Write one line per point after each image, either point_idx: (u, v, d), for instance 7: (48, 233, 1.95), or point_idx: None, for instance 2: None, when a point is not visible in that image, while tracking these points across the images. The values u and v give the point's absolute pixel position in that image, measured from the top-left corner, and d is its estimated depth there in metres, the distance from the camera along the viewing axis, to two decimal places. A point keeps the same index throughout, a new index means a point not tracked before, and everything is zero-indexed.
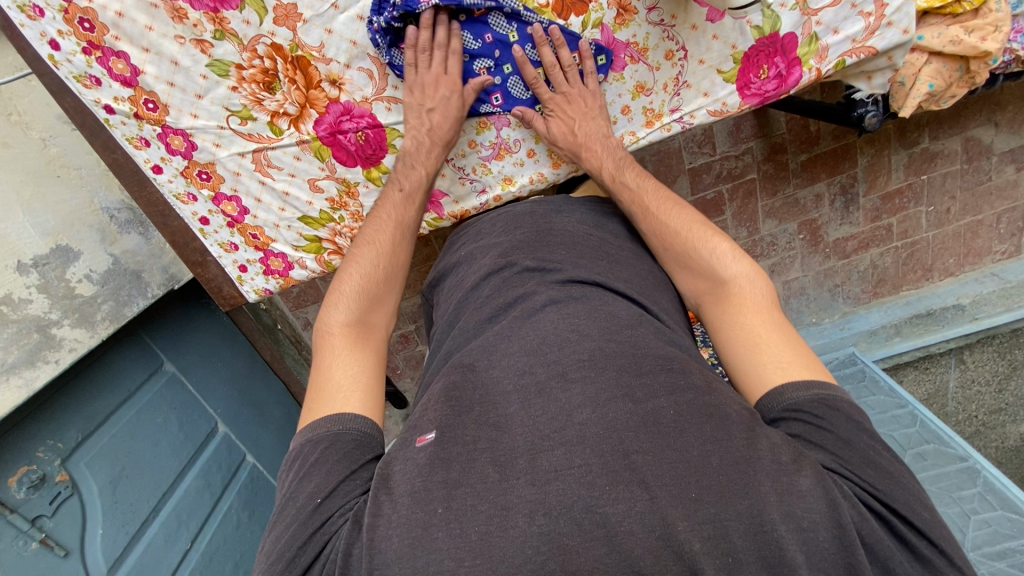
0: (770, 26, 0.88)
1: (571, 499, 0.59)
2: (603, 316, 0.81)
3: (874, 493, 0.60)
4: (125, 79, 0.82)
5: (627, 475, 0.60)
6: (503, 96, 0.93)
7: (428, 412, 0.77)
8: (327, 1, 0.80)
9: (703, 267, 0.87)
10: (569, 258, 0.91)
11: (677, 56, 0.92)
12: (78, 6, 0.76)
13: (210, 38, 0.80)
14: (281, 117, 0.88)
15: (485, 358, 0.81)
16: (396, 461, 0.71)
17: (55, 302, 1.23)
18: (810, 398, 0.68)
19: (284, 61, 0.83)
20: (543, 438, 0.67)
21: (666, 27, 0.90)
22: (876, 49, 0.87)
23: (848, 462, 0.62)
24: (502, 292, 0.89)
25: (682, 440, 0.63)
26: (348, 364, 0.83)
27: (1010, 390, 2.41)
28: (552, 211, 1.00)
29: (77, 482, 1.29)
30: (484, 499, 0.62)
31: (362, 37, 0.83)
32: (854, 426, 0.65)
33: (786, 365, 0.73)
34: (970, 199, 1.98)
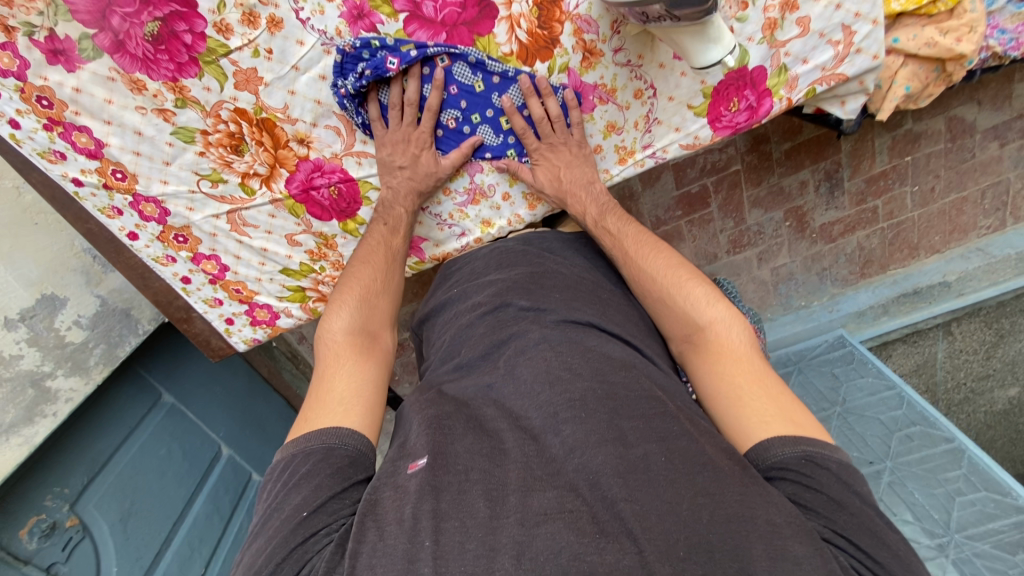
0: (739, 61, 0.87)
1: (559, 544, 0.59)
2: (597, 358, 0.80)
3: (872, 567, 0.60)
4: (89, 152, 0.81)
5: (615, 525, 0.60)
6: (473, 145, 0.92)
7: (416, 438, 0.76)
8: (287, 64, 0.79)
9: (680, 312, 0.87)
10: (562, 302, 0.90)
11: (646, 94, 0.91)
12: (34, 84, 0.75)
13: (172, 106, 0.79)
14: (251, 177, 0.87)
15: (480, 396, 0.82)
16: (385, 489, 0.71)
17: (47, 354, 1.24)
18: (796, 456, 0.68)
19: (250, 125, 0.82)
20: (537, 479, 0.67)
21: (633, 67, 0.88)
22: (845, 76, 0.88)
23: (841, 526, 0.63)
24: (496, 330, 0.88)
25: (673, 492, 0.63)
26: (349, 376, 0.82)
27: (997, 357, 2.46)
28: (545, 251, 1.00)
29: (87, 524, 1.34)
30: (473, 537, 0.62)
31: (326, 96, 0.82)
32: (841, 486, 0.66)
33: (767, 418, 0.73)
34: (954, 176, 1.98)
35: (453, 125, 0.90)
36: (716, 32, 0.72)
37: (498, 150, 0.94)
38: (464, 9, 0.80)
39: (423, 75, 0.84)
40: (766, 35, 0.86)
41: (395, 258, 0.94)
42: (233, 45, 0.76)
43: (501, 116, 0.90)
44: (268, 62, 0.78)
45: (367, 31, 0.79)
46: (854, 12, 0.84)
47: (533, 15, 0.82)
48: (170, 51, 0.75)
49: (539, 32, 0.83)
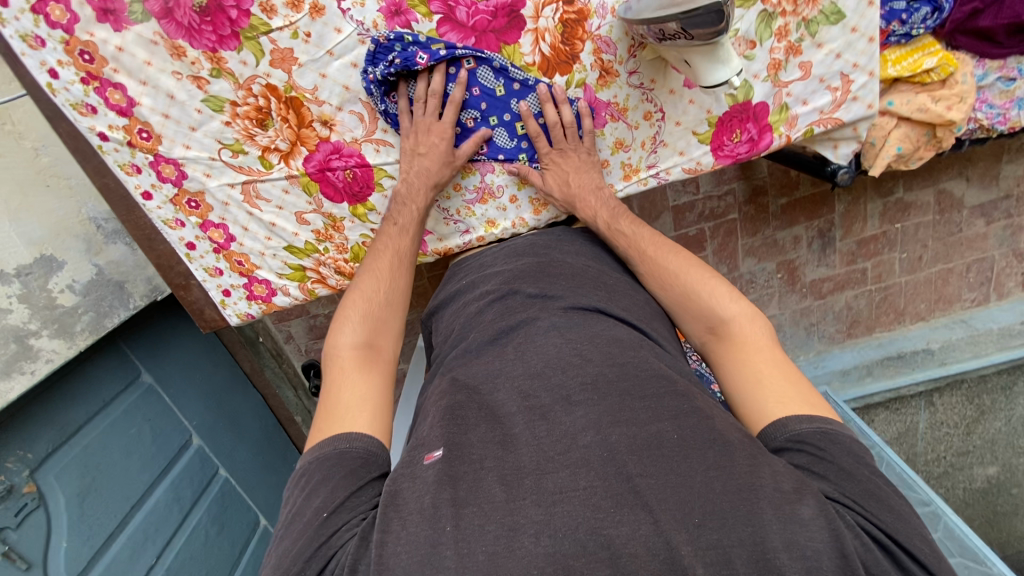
0: (744, 94, 0.94)
1: (576, 521, 0.61)
2: (606, 341, 0.83)
3: (874, 521, 0.62)
4: (120, 109, 0.84)
5: (630, 498, 0.63)
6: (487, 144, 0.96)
7: (430, 430, 0.77)
8: (323, 48, 0.84)
9: (703, 307, 0.89)
10: (570, 288, 0.93)
11: (655, 117, 0.96)
12: (80, 38, 0.79)
13: (207, 75, 0.83)
14: (271, 152, 0.90)
15: (490, 381, 0.82)
16: (404, 480, 0.72)
17: (35, 313, 1.23)
18: (813, 430, 0.71)
19: (278, 101, 0.86)
20: (550, 457, 0.68)
21: (645, 90, 0.94)
22: (841, 120, 0.96)
23: (849, 491, 0.65)
24: (503, 318, 0.91)
25: (686, 465, 0.65)
26: (355, 382, 0.83)
27: (976, 433, 2.47)
28: (553, 241, 1.03)
29: (44, 494, 1.28)
30: (491, 519, 0.64)
31: (355, 83, 0.87)
32: (853, 460, 0.68)
33: (785, 399, 0.76)
34: (941, 248, 2.06)
35: (470, 124, 0.94)
36: (725, 54, 0.77)
37: (510, 153, 0.98)
38: (495, 18, 0.86)
39: (449, 73, 0.89)
40: (770, 75, 0.93)
41: (402, 262, 0.95)
42: (275, 24, 0.81)
43: (517, 121, 0.94)
44: (305, 45, 0.83)
45: (402, 27, 0.84)
46: (852, 63, 0.93)
47: (557, 31, 0.88)
48: (214, 23, 0.80)
49: (560, 47, 0.89)
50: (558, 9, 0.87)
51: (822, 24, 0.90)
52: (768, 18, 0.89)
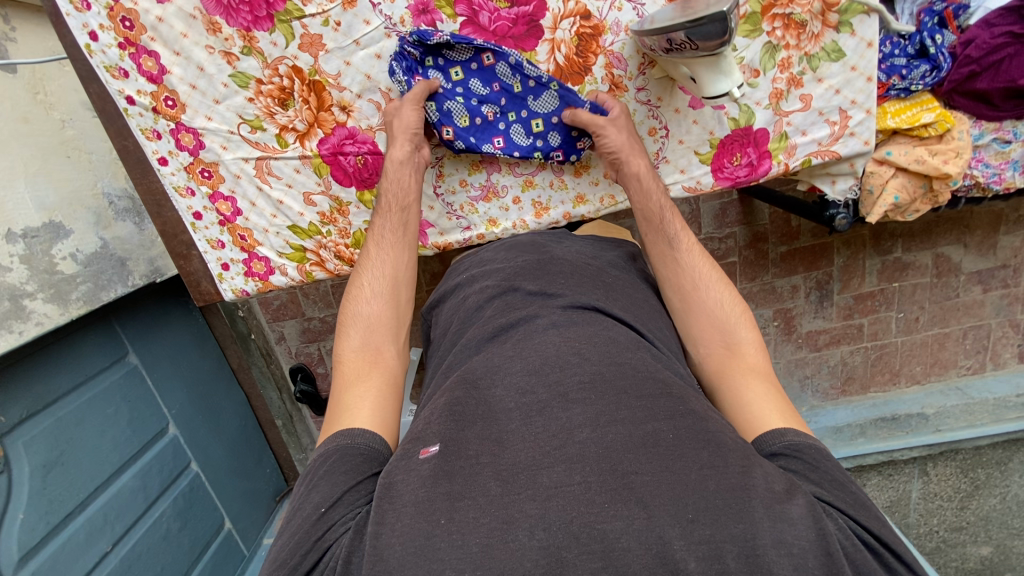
0: (746, 119, 1.02)
1: (569, 515, 0.58)
2: (603, 340, 0.81)
3: (864, 527, 0.62)
4: (151, 76, 0.89)
5: (623, 493, 0.60)
6: (504, 140, 1.00)
7: (432, 425, 0.74)
8: (350, 38, 0.89)
9: (717, 324, 0.91)
10: (569, 286, 0.93)
11: (659, 133, 1.03)
12: (124, 6, 0.84)
13: (238, 52, 0.88)
14: (289, 131, 0.94)
15: (489, 376, 0.79)
16: (398, 472, 0.69)
17: (33, 275, 1.22)
18: (809, 442, 0.71)
19: (302, 83, 0.91)
20: (547, 453, 0.65)
21: (652, 107, 1.01)
22: (839, 153, 1.01)
23: (837, 497, 0.64)
24: (504, 314, 0.89)
25: (681, 463, 0.63)
26: (357, 386, 0.84)
27: (971, 509, 2.37)
28: (552, 241, 1.04)
29: (9, 461, 1.23)
30: (487, 512, 0.61)
31: (376, 73, 0.91)
32: (843, 473, 0.68)
33: (785, 414, 0.77)
34: (938, 311, 2.06)
35: (490, 118, 0.98)
36: (727, 66, 0.83)
37: (524, 151, 1.01)
38: (515, 25, 0.92)
39: (472, 68, 0.94)
40: (772, 103, 1.01)
41: (400, 247, 0.96)
42: (308, 11, 0.86)
43: (533, 118, 0.99)
44: (334, 33, 0.88)
45: (427, 25, 0.90)
46: (850, 99, 1.00)
47: (573, 43, 0.94)
48: (251, 5, 0.85)
49: (574, 60, 0.96)
50: (575, 24, 0.93)
51: (823, 59, 0.97)
52: (772, 51, 0.97)
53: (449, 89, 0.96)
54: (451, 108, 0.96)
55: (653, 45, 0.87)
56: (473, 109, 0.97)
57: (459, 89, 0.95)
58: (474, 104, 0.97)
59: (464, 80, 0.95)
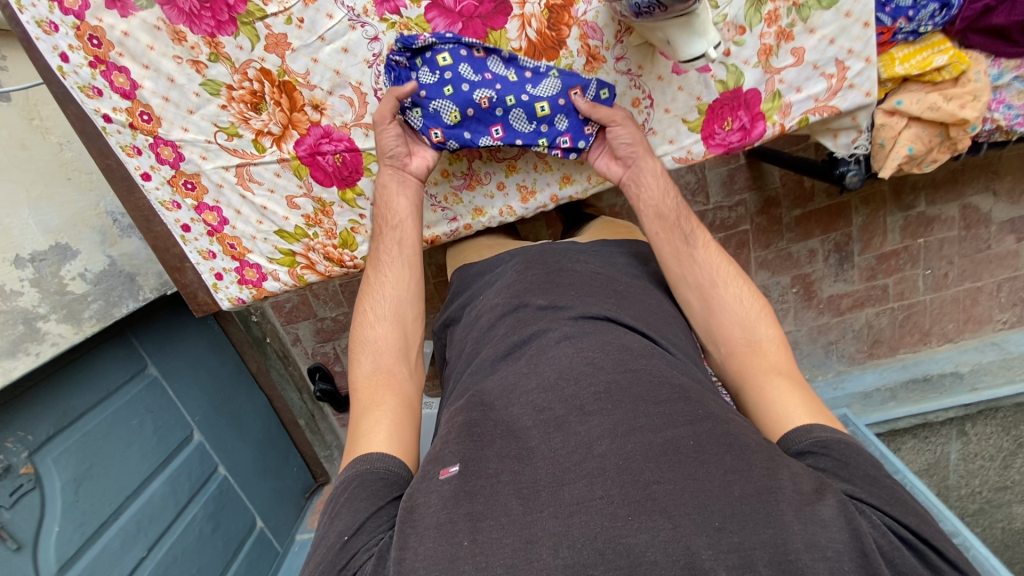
0: (734, 81, 0.98)
1: (594, 530, 0.58)
2: (618, 349, 0.80)
3: (902, 524, 0.61)
4: (124, 92, 0.88)
5: (647, 505, 0.59)
6: (503, 128, 0.95)
7: (449, 446, 0.72)
8: (315, 34, 0.86)
9: (738, 319, 0.90)
10: (579, 297, 0.91)
11: (644, 103, 1.00)
12: (89, 24, 0.83)
13: (205, 60, 0.87)
14: (265, 135, 0.93)
15: (505, 396, 0.78)
16: (419, 494, 0.67)
17: (45, 297, 1.25)
18: (837, 439, 0.70)
19: (272, 85, 0.89)
20: (564, 467, 0.65)
21: (633, 77, 0.98)
22: (837, 108, 0.97)
23: (872, 496, 0.63)
24: (515, 332, 0.88)
25: (703, 471, 0.62)
26: (372, 409, 0.83)
27: (1015, 467, 2.29)
28: (565, 255, 1.01)
29: (41, 476, 1.28)
30: (509, 532, 0.60)
31: (345, 67, 0.89)
32: (876, 468, 0.67)
33: (811, 407, 0.76)
34: (968, 265, 1.96)
35: (486, 105, 0.92)
36: (701, 26, 0.79)
37: (528, 139, 0.96)
38: (481, 4, 0.89)
39: (461, 56, 0.89)
40: (762, 61, 0.96)
41: (401, 263, 0.96)
42: (270, 11, 0.84)
43: (535, 102, 0.93)
44: (298, 31, 0.86)
45: (392, 13, 0.86)
46: (847, 49, 0.93)
47: (544, 16, 0.90)
48: (214, 9, 0.84)
49: (547, 33, 0.92)
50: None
51: (814, 8, 0.91)
52: (756, 4, 0.91)
53: (437, 80, 0.90)
54: (439, 106, 0.92)
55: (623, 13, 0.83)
56: (464, 102, 0.92)
57: (447, 76, 0.90)
58: (466, 97, 0.91)
59: (453, 67, 0.89)
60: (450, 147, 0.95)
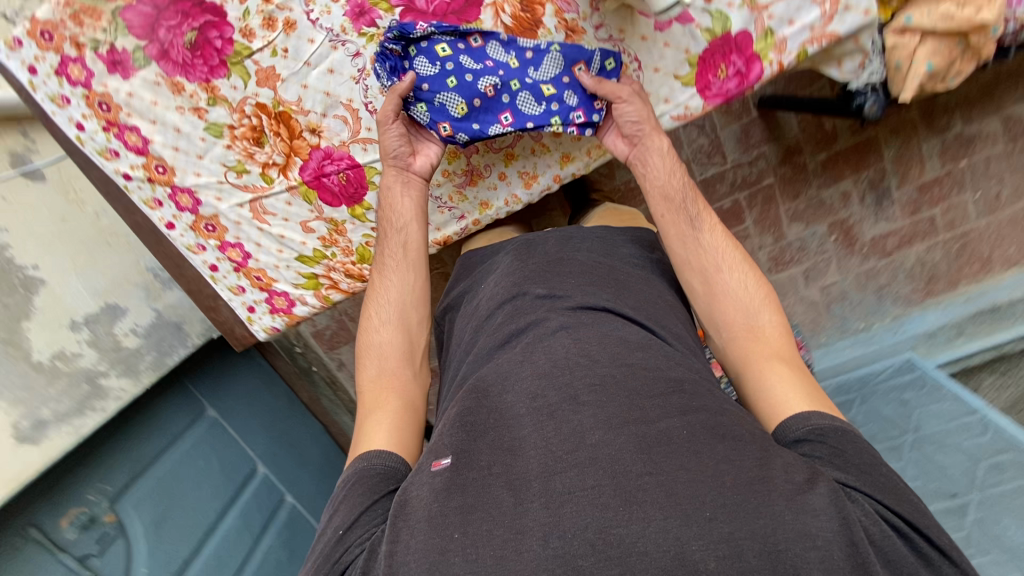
0: (721, 26, 0.94)
1: (584, 520, 0.60)
2: (614, 342, 0.81)
3: (892, 510, 0.63)
4: (138, 149, 0.94)
5: (633, 494, 0.61)
6: (512, 114, 0.94)
7: (443, 437, 0.77)
8: (300, 60, 0.89)
9: (741, 306, 0.89)
10: (579, 286, 0.91)
11: (632, 67, 1.01)
12: (97, 92, 0.89)
13: (205, 105, 0.91)
14: (271, 167, 0.97)
15: (499, 383, 0.80)
16: (412, 487, 0.73)
17: (103, 355, 1.36)
18: (832, 426, 0.71)
19: (268, 117, 0.93)
20: (558, 458, 0.67)
21: (616, 42, 0.99)
22: (838, 33, 0.91)
23: (865, 485, 0.65)
24: (512, 321, 0.89)
25: (696, 460, 0.64)
26: (377, 409, 0.89)
27: None
28: (564, 242, 1.00)
29: (124, 524, 1.38)
30: (499, 524, 0.63)
31: (334, 88, 0.91)
32: (870, 455, 0.69)
33: (811, 396, 0.77)
34: (1023, 181, 1.78)
35: (491, 93, 0.92)
36: None
37: (540, 121, 0.93)
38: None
39: (460, 46, 0.89)
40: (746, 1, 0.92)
41: (405, 269, 0.98)
42: (255, 46, 0.87)
43: (541, 84, 0.92)
44: (284, 60, 0.89)
45: (369, 26, 0.88)
46: None
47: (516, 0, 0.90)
48: (204, 56, 0.87)
49: (522, 14, 0.91)
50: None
51: None
52: None
53: (440, 73, 0.90)
54: (444, 99, 0.92)
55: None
56: (470, 92, 0.91)
57: (448, 66, 0.89)
58: (470, 86, 0.91)
59: (454, 58, 0.89)
60: (461, 141, 0.95)
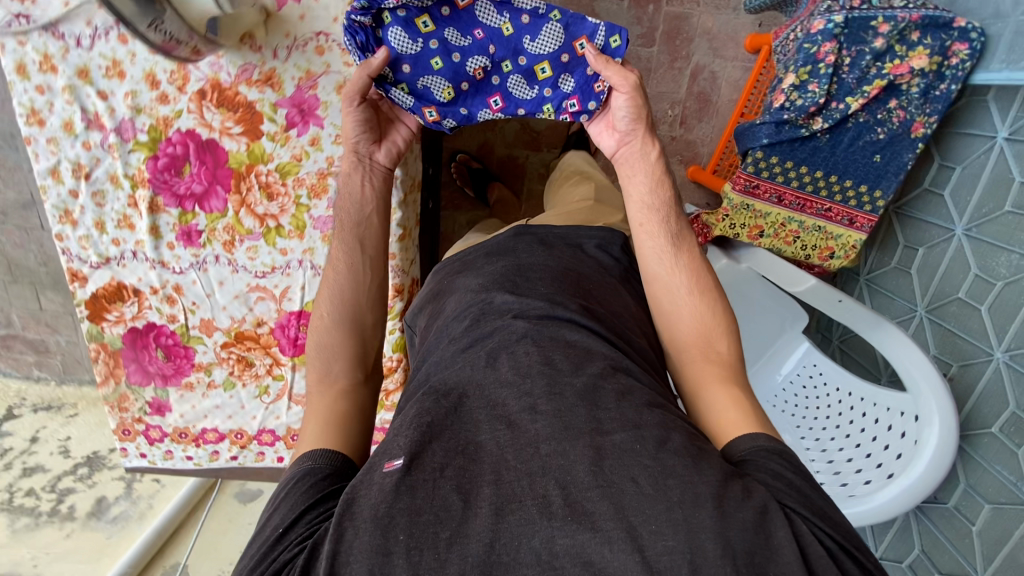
0: None
1: (532, 530, 0.67)
2: (577, 353, 0.89)
3: (830, 535, 0.68)
4: (220, 437, 1.18)
5: (567, 505, 0.68)
6: (502, 97, 1.01)
7: (398, 438, 0.79)
8: (204, 297, 1.03)
9: (706, 329, 1.00)
10: (546, 291, 1.01)
11: (323, 41, 0.89)
12: (177, 431, 1.17)
13: (209, 376, 1.11)
14: (275, 368, 1.10)
15: (478, 385, 0.87)
16: (361, 486, 0.73)
17: None
18: (773, 446, 0.79)
19: (236, 345, 1.08)
20: (510, 466, 0.74)
21: (300, 42, 0.88)
22: None
23: (803, 505, 0.71)
24: (478, 325, 0.97)
25: (641, 474, 0.70)
26: (319, 413, 0.86)
27: None
28: (521, 253, 1.11)
29: None
30: (445, 528, 0.68)
31: (229, 292, 1.03)
32: (808, 482, 0.75)
33: (753, 422, 0.86)
34: None
35: (478, 75, 0.98)
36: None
37: (532, 105, 1.01)
38: (204, 163, 0.93)
39: (447, 14, 0.93)
40: None
41: (355, 244, 0.96)
42: (184, 321, 1.05)
43: (534, 65, 0.98)
44: (201, 309, 1.04)
45: (199, 237, 0.98)
46: None
47: (224, 111, 0.90)
48: (179, 355, 1.09)
49: (238, 116, 0.90)
50: (206, 107, 0.89)
51: None
52: None
53: (424, 50, 0.94)
54: (428, 83, 0.96)
55: (175, 40, 0.75)
56: (457, 76, 0.97)
57: (431, 41, 0.93)
58: (457, 69, 0.96)
59: (439, 36, 0.92)
60: (448, 126, 1.00)
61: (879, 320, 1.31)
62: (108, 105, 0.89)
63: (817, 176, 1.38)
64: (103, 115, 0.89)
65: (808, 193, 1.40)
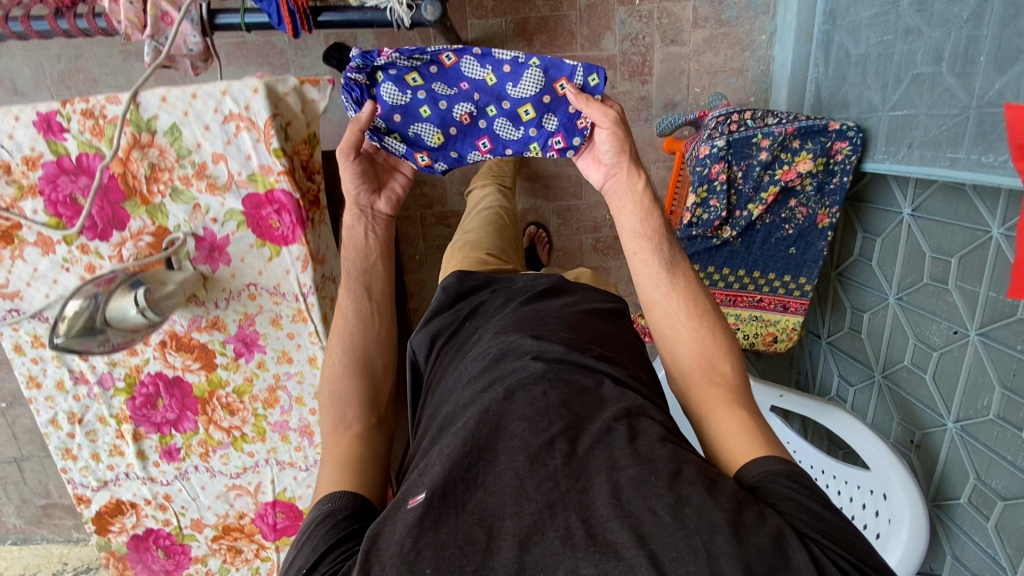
0: (238, 214, 0.97)
1: (555, 560, 0.59)
2: (593, 399, 0.80)
3: (845, 562, 0.59)
4: None
5: (585, 537, 0.61)
6: (491, 140, 1.04)
7: (422, 476, 0.72)
8: (191, 498, 1.17)
9: (712, 353, 0.89)
10: (558, 331, 0.94)
11: (255, 289, 1.03)
12: None
13: (205, 564, 1.23)
14: (262, 550, 1.22)
15: (496, 423, 0.76)
16: (385, 525, 0.67)
17: None
18: (778, 466, 0.71)
19: (225, 536, 1.21)
20: (529, 496, 0.66)
21: (236, 292, 1.03)
22: (262, 126, 0.91)
23: (811, 532, 0.62)
24: (494, 367, 0.89)
25: (654, 504, 0.62)
26: (331, 463, 0.84)
27: None
28: (539, 296, 1.08)
29: None
30: (470, 561, 0.61)
31: (212, 491, 1.17)
32: (823, 507, 0.66)
33: (761, 445, 0.76)
34: None
35: (467, 121, 1.01)
36: (116, 310, 0.89)
37: (518, 145, 1.03)
38: (174, 393, 1.08)
39: (433, 68, 0.97)
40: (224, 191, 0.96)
41: (355, 291, 1.01)
42: (175, 521, 1.19)
43: (517, 108, 0.99)
44: (186, 509, 1.18)
45: (177, 451, 1.13)
46: (220, 121, 0.91)
47: (182, 354, 1.06)
48: (174, 553, 1.22)
49: (195, 355, 1.06)
50: (167, 353, 1.05)
51: (181, 146, 0.92)
52: (179, 193, 0.95)
53: (413, 100, 0.98)
54: (420, 130, 1.01)
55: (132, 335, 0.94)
56: (445, 122, 1.01)
57: (420, 93, 0.98)
58: (445, 116, 1.00)
59: (427, 88, 0.97)
60: (439, 169, 1.06)
61: (825, 406, 1.37)
62: (89, 365, 1.06)
63: (740, 274, 1.48)
64: (86, 372, 1.06)
65: (738, 289, 1.51)
